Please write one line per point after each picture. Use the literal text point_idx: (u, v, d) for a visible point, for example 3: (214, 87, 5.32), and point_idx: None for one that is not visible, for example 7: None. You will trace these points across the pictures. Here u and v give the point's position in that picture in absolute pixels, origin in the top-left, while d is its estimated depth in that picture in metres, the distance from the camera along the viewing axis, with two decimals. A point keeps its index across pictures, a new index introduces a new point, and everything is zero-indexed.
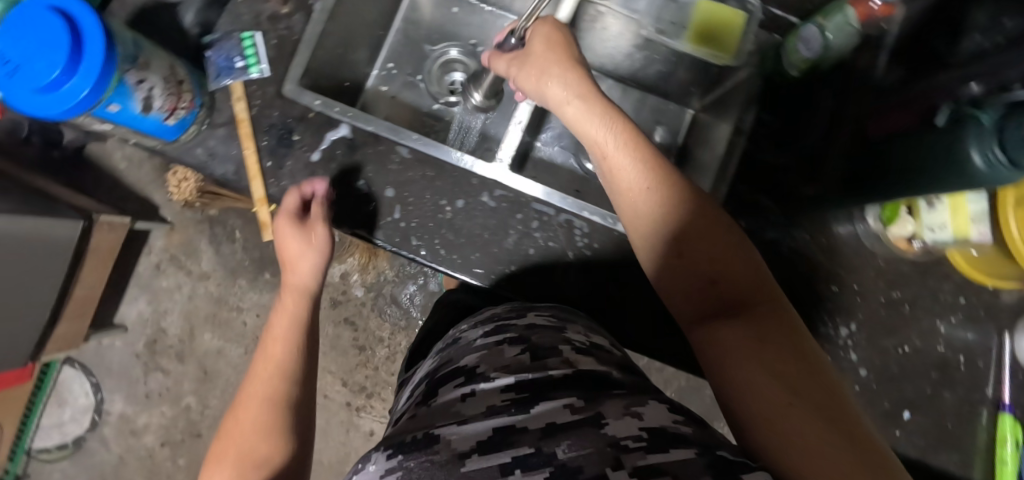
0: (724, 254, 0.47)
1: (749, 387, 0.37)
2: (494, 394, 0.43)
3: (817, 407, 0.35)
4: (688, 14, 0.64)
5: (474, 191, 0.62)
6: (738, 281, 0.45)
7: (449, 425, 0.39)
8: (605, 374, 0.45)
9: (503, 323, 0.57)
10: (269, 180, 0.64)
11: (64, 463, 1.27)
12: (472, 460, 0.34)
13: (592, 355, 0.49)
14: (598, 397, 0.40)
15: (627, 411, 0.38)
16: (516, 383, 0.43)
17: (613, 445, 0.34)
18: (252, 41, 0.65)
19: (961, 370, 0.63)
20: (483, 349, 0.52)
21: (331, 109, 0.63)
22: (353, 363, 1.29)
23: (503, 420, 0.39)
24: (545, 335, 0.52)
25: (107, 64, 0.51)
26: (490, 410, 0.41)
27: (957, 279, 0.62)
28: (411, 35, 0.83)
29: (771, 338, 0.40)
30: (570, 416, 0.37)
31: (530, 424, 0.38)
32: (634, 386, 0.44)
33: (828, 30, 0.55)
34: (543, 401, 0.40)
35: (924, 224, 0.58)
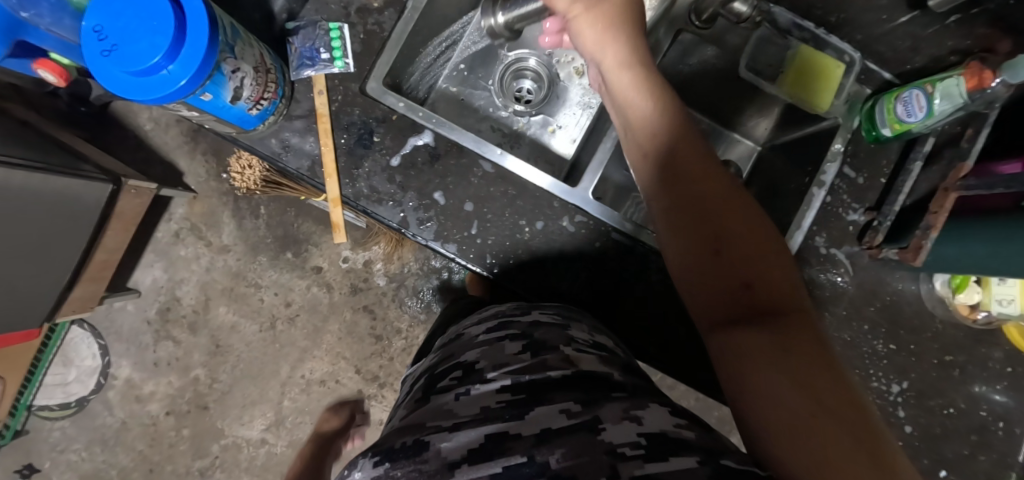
0: (759, 252, 0.42)
1: (767, 398, 0.34)
2: (490, 395, 0.45)
3: (845, 433, 0.31)
4: (787, 59, 0.64)
5: (555, 214, 0.64)
6: (775, 284, 0.40)
7: (441, 429, 0.41)
8: (605, 374, 0.46)
9: (507, 319, 0.59)
10: (343, 180, 0.63)
11: (65, 422, 1.25)
12: (462, 470, 0.36)
13: (595, 355, 0.50)
14: (598, 399, 0.41)
15: (627, 415, 0.39)
16: (512, 385, 0.45)
17: (609, 453, 0.35)
18: (340, 33, 0.64)
19: (999, 435, 0.64)
20: (484, 345, 0.54)
21: (415, 114, 0.62)
22: (368, 352, 1.27)
23: (496, 426, 0.40)
24: (549, 332, 0.53)
25: (208, 53, 0.49)
26: (485, 413, 0.42)
27: (1007, 348, 0.64)
28: (486, 37, 0.81)
29: (803, 350, 0.36)
30: (565, 421, 0.39)
31: (524, 430, 0.39)
32: (635, 388, 0.45)
33: (935, 96, 0.56)
34: (539, 405, 0.42)
35: (994, 296, 0.60)
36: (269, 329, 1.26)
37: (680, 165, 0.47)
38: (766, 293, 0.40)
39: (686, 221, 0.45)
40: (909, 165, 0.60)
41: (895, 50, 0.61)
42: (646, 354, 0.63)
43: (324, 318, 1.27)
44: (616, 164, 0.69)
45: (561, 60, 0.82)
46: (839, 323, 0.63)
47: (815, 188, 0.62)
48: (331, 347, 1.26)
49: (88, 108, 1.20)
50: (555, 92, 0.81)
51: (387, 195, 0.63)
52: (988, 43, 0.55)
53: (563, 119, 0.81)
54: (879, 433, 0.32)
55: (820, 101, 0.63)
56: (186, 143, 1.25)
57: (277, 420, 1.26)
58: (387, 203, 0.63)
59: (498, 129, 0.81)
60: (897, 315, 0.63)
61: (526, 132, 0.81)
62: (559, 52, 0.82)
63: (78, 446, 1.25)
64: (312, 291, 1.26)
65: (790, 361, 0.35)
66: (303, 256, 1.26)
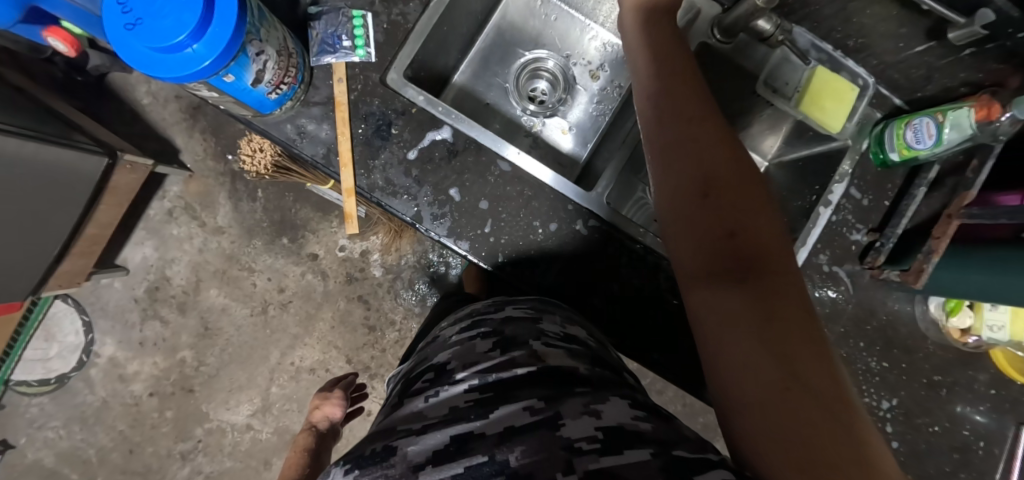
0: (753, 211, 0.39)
1: (741, 362, 0.34)
2: (457, 397, 0.48)
3: (816, 403, 0.31)
4: (803, 78, 0.65)
5: (569, 216, 0.65)
6: (767, 245, 0.38)
7: (410, 434, 0.44)
8: (571, 368, 0.49)
9: (480, 317, 0.61)
10: (359, 170, 0.63)
11: (44, 398, 1.22)
12: (426, 472, 0.39)
13: (563, 348, 0.53)
14: (561, 396, 0.44)
15: (586, 409, 0.42)
16: (480, 384, 0.48)
17: (567, 449, 0.38)
18: (362, 21, 0.63)
19: (979, 454, 0.66)
20: (456, 345, 0.57)
21: (435, 108, 0.63)
22: (360, 342, 1.26)
23: (461, 427, 0.43)
24: (520, 328, 0.56)
25: (235, 35, 0.48)
26: (453, 414, 0.45)
27: (992, 371, 0.66)
28: (504, 34, 0.81)
29: (784, 318, 0.35)
30: (528, 418, 0.42)
31: (488, 429, 0.42)
32: (598, 381, 0.47)
33: (945, 125, 0.58)
34: (502, 405, 0.44)
35: (986, 320, 0.61)
36: (260, 314, 1.25)
37: (677, 118, 0.44)
38: (758, 254, 0.38)
39: (677, 173, 0.42)
40: (915, 190, 0.62)
41: (908, 77, 0.63)
42: (650, 360, 0.65)
43: (318, 306, 1.25)
44: (628, 170, 0.71)
45: (578, 62, 0.82)
46: (837, 340, 0.65)
47: (821, 206, 0.64)
48: (323, 335, 1.26)
49: (85, 77, 1.16)
50: (569, 94, 0.82)
51: (402, 189, 0.63)
52: (999, 78, 0.57)
53: (576, 121, 0.82)
54: (851, 407, 0.32)
55: (830, 123, 0.65)
56: (184, 120, 1.22)
57: (264, 406, 1.25)
58: (402, 196, 0.63)
59: (512, 128, 0.81)
60: (892, 333, 0.65)
61: (540, 132, 0.82)
62: (576, 54, 0.82)
63: (56, 423, 1.22)
64: (306, 278, 1.25)
65: (771, 328, 0.34)
66: (299, 242, 1.24)
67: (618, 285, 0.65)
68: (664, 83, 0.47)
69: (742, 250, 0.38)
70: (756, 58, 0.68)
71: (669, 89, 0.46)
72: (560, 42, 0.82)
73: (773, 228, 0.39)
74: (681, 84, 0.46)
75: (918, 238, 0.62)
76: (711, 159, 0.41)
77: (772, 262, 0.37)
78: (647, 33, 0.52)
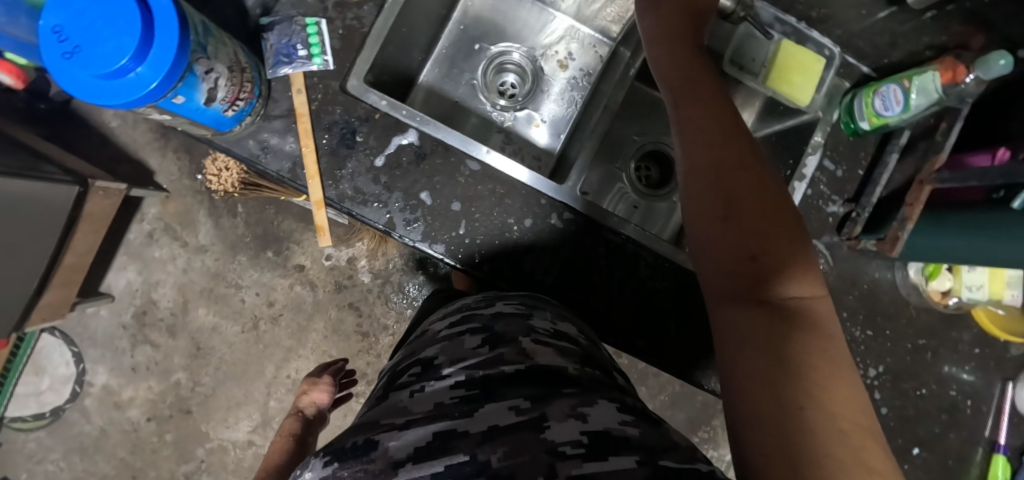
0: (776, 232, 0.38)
1: (753, 379, 0.34)
2: (444, 391, 0.47)
3: (826, 430, 0.31)
4: (769, 53, 0.65)
5: (543, 211, 0.64)
6: (789, 269, 0.38)
7: (392, 428, 0.43)
8: (559, 367, 0.48)
9: (470, 312, 0.60)
10: (327, 181, 0.62)
11: (41, 432, 1.21)
12: (406, 469, 0.38)
13: (554, 347, 0.52)
14: (548, 396, 0.44)
15: (573, 412, 0.42)
16: (466, 381, 0.47)
17: (550, 452, 0.38)
18: (317, 29, 0.62)
19: (967, 413, 0.67)
20: (445, 339, 0.56)
21: (399, 112, 0.62)
22: (354, 349, 1.26)
23: (445, 424, 0.42)
24: (510, 324, 0.55)
25: (179, 54, 0.47)
26: (437, 410, 0.44)
27: (975, 331, 0.66)
28: (468, 30, 0.80)
29: (802, 344, 0.35)
30: (513, 418, 0.42)
31: (472, 428, 0.41)
32: (587, 383, 0.47)
33: (912, 91, 0.57)
34: (491, 402, 0.44)
35: (965, 281, 0.65)
36: (251, 329, 1.24)
37: (700, 130, 0.43)
38: (780, 279, 0.37)
39: (699, 186, 0.41)
40: (886, 158, 0.62)
41: (874, 42, 0.62)
42: (636, 348, 0.65)
43: (309, 316, 1.25)
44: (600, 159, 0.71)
45: (545, 53, 0.81)
46: None
47: (795, 181, 0.64)
48: (317, 345, 1.25)
49: (49, 105, 1.14)
50: (539, 86, 0.81)
51: (371, 196, 0.62)
52: (963, 39, 0.57)
53: (547, 113, 0.81)
54: (864, 437, 0.31)
55: (800, 95, 0.64)
56: (156, 140, 1.20)
57: (263, 421, 1.25)
58: (373, 205, 0.62)
59: (482, 125, 0.80)
60: (874, 302, 0.65)
61: (512, 127, 0.80)
62: (542, 45, 0.81)
63: (56, 456, 1.22)
64: (294, 290, 1.24)
65: (788, 351, 0.34)
66: (284, 255, 1.23)
67: (598, 276, 0.65)
68: (685, 98, 0.46)
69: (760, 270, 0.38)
70: (721, 35, 0.67)
71: (692, 102, 0.45)
72: (526, 34, 0.81)
73: (796, 251, 0.38)
74: (702, 96, 0.45)
75: (892, 205, 0.62)
76: (733, 173, 0.40)
77: (790, 287, 0.37)
78: (668, 41, 0.50)
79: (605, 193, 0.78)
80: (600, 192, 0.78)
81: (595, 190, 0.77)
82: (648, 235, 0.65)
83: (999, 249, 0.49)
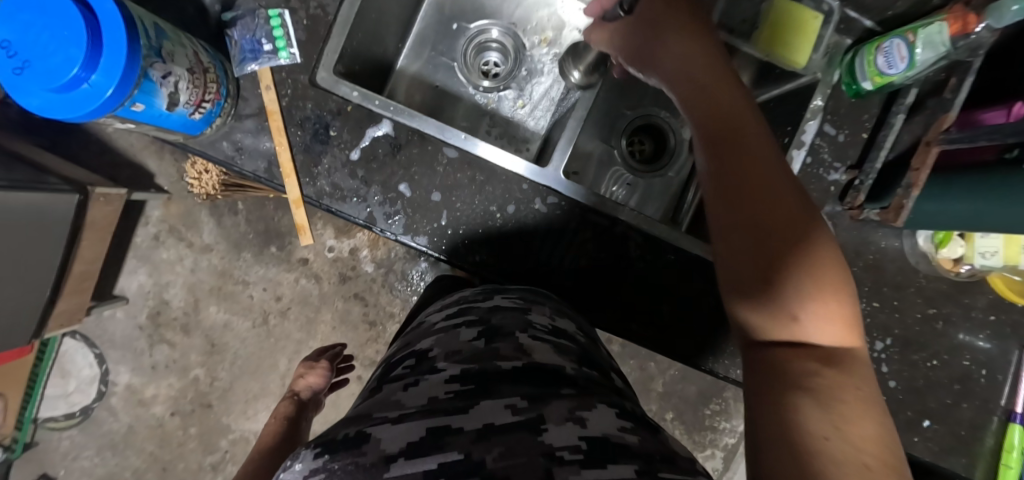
0: (805, 256, 0.35)
1: (773, 415, 0.31)
2: (439, 385, 0.45)
3: (852, 466, 0.28)
4: (762, 12, 0.61)
5: (526, 196, 0.62)
6: (821, 295, 0.34)
7: (385, 421, 0.41)
8: (556, 367, 0.47)
9: (467, 305, 0.59)
10: (304, 179, 0.60)
11: (73, 431, 1.27)
12: (398, 465, 0.36)
13: (551, 343, 0.50)
14: (545, 396, 0.42)
15: (571, 415, 0.40)
16: (460, 376, 0.45)
17: (547, 456, 0.36)
18: (280, 21, 0.59)
19: (980, 382, 0.66)
20: (440, 332, 0.55)
21: (371, 103, 0.60)
22: (363, 338, 1.27)
23: (438, 419, 0.40)
24: (507, 317, 0.54)
25: (131, 60, 0.45)
26: (432, 404, 0.42)
27: (990, 297, 0.65)
28: (445, 9, 0.76)
29: (831, 379, 0.32)
30: (509, 417, 0.40)
31: (467, 424, 0.39)
32: (586, 383, 0.46)
33: (917, 45, 0.54)
34: (487, 399, 0.42)
35: (978, 246, 0.61)
36: (262, 324, 1.26)
37: (717, 141, 0.39)
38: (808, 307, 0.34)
39: (715, 202, 0.38)
40: (891, 119, 0.58)
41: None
42: (630, 331, 0.64)
43: (316, 308, 1.26)
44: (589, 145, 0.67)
45: (526, 28, 0.77)
46: None
47: (794, 149, 0.61)
48: (327, 336, 1.26)
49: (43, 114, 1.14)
50: (523, 64, 0.77)
51: (350, 192, 0.61)
52: None
53: (532, 92, 0.77)
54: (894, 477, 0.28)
55: (797, 58, 0.60)
56: (152, 142, 1.20)
57: None
58: (352, 200, 0.61)
59: (465, 108, 0.77)
60: (881, 273, 0.64)
61: (497, 109, 0.77)
62: (523, 19, 0.77)
63: (90, 452, 1.27)
64: (300, 283, 1.25)
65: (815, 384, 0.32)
66: (288, 249, 1.24)
67: (587, 261, 0.63)
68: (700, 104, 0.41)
69: (786, 298, 0.35)
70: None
71: (705, 108, 0.41)
72: (503, 8, 0.77)
73: (828, 273, 0.35)
74: (714, 97, 0.41)
75: (898, 170, 0.59)
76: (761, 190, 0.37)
77: (818, 315, 0.35)
78: (676, 30, 0.45)
79: (597, 173, 0.75)
80: (592, 172, 0.75)
81: (585, 170, 0.74)
82: (640, 217, 0.62)
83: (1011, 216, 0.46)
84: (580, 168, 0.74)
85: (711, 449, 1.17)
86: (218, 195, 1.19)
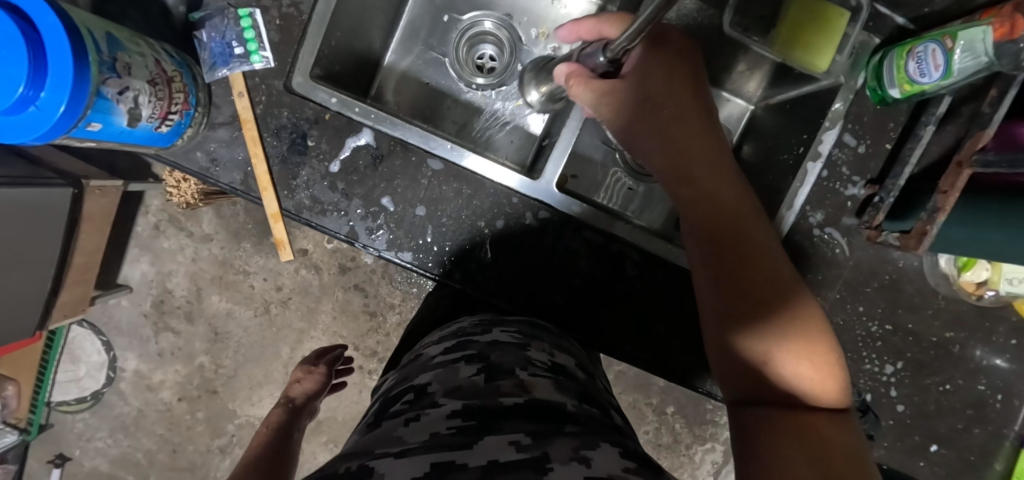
0: (796, 330, 0.39)
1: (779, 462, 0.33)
2: (440, 420, 0.38)
3: None
4: (782, 9, 0.55)
5: (517, 211, 0.59)
6: (812, 365, 0.38)
7: (386, 456, 0.34)
8: (558, 404, 0.40)
9: (465, 338, 0.54)
10: (282, 192, 0.57)
11: (85, 414, 1.30)
12: None
13: (550, 380, 0.45)
14: (548, 433, 0.35)
15: (576, 455, 0.33)
16: (462, 411, 0.38)
17: None
18: (250, 21, 0.55)
19: (995, 407, 0.61)
20: (439, 367, 0.48)
21: (350, 111, 0.56)
22: (363, 328, 1.26)
23: (440, 455, 0.33)
24: (505, 354, 0.48)
25: (80, 77, 0.42)
26: (433, 441, 0.35)
27: (1013, 321, 0.60)
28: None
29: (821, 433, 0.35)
30: (514, 455, 0.33)
31: (471, 460, 0.32)
32: (587, 422, 0.39)
33: (955, 51, 0.49)
34: (489, 435, 0.35)
35: (1004, 273, 0.57)
36: (263, 313, 1.26)
37: (712, 228, 0.43)
38: (801, 373, 0.38)
39: (708, 282, 0.43)
40: (919, 131, 0.53)
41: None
42: (624, 352, 0.60)
43: (317, 299, 1.25)
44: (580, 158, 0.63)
45: (522, 20, 0.72)
46: (832, 306, 0.59)
47: (809, 161, 0.56)
48: (327, 326, 1.26)
49: None
50: (519, 59, 0.72)
51: (331, 206, 0.57)
52: None
53: None
54: None
55: (817, 62, 0.54)
56: None
57: None
58: (333, 214, 0.57)
59: (455, 108, 0.72)
60: (896, 294, 0.59)
61: (490, 108, 0.72)
62: (519, 10, 0.72)
63: (103, 434, 1.30)
64: (301, 274, 1.24)
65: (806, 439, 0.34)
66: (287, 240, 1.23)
67: (580, 279, 0.59)
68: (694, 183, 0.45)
69: (778, 368, 0.38)
70: None
71: (700, 194, 0.44)
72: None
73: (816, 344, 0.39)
74: (706, 184, 0.44)
75: (923, 189, 0.54)
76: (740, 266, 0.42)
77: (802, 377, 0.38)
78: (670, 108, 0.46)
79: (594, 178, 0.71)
80: (591, 177, 0.71)
81: (582, 175, 0.70)
82: (636, 232, 0.58)
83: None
84: (578, 173, 0.70)
85: (711, 444, 1.14)
86: (196, 203, 1.15)
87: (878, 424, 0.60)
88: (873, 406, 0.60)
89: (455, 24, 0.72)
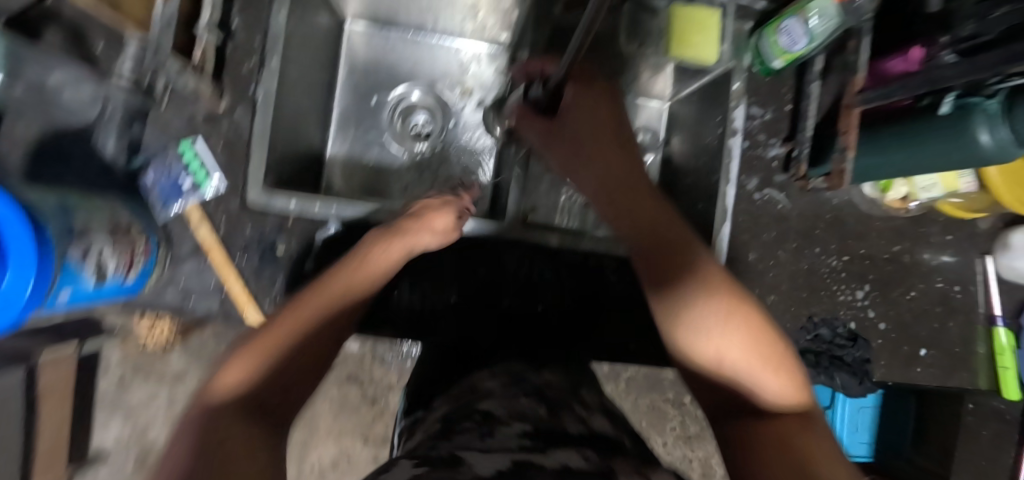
0: (743, 330, 0.42)
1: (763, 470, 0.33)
2: (513, 435, 0.37)
3: None
4: (665, 21, 0.63)
5: (489, 254, 0.62)
6: (770, 368, 0.41)
7: (472, 450, 0.33)
8: (616, 440, 0.41)
9: (513, 370, 0.53)
10: (262, 300, 0.58)
11: None
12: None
13: (604, 420, 0.46)
14: (614, 458, 0.36)
15: (638, 471, 0.33)
16: (534, 431, 0.38)
17: None
18: (193, 150, 0.57)
19: (958, 298, 0.69)
20: (496, 392, 0.47)
21: (310, 208, 0.57)
22: (369, 418, 1.22)
23: (521, 453, 0.32)
24: (562, 394, 0.48)
25: (40, 255, 0.43)
26: (516, 446, 0.34)
27: (943, 221, 0.69)
28: (360, 86, 0.75)
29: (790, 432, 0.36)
30: (588, 465, 0.32)
31: (554, 460, 0.32)
32: (639, 456, 0.40)
33: (812, 19, 0.57)
34: (561, 448, 0.35)
35: (918, 186, 0.64)
36: None
37: (648, 249, 0.48)
38: (753, 369, 0.41)
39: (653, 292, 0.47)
40: (808, 88, 0.63)
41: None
42: (626, 352, 0.64)
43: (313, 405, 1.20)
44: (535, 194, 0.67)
45: (444, 83, 0.77)
46: (793, 255, 0.66)
47: (731, 137, 0.62)
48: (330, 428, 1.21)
49: None
50: (451, 119, 0.77)
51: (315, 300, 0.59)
52: None
53: (467, 143, 0.77)
54: None
55: (704, 57, 0.62)
56: None
57: None
58: None
59: (403, 176, 0.75)
60: (842, 226, 0.67)
61: (438, 168, 0.76)
62: (440, 76, 0.77)
63: None
64: None
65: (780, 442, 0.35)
66: None
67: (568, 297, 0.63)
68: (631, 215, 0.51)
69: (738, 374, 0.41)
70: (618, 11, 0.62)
71: (632, 220, 0.51)
72: (417, 71, 0.77)
73: (771, 350, 0.42)
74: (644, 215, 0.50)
75: (829, 135, 0.63)
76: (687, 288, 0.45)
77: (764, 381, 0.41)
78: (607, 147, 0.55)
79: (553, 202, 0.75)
80: (550, 205, 0.75)
81: (541, 204, 0.75)
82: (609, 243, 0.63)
83: (928, 162, 0.50)
84: (537, 204, 0.74)
85: None
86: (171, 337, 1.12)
87: (869, 346, 0.67)
88: (859, 332, 0.66)
89: (384, 102, 0.76)
